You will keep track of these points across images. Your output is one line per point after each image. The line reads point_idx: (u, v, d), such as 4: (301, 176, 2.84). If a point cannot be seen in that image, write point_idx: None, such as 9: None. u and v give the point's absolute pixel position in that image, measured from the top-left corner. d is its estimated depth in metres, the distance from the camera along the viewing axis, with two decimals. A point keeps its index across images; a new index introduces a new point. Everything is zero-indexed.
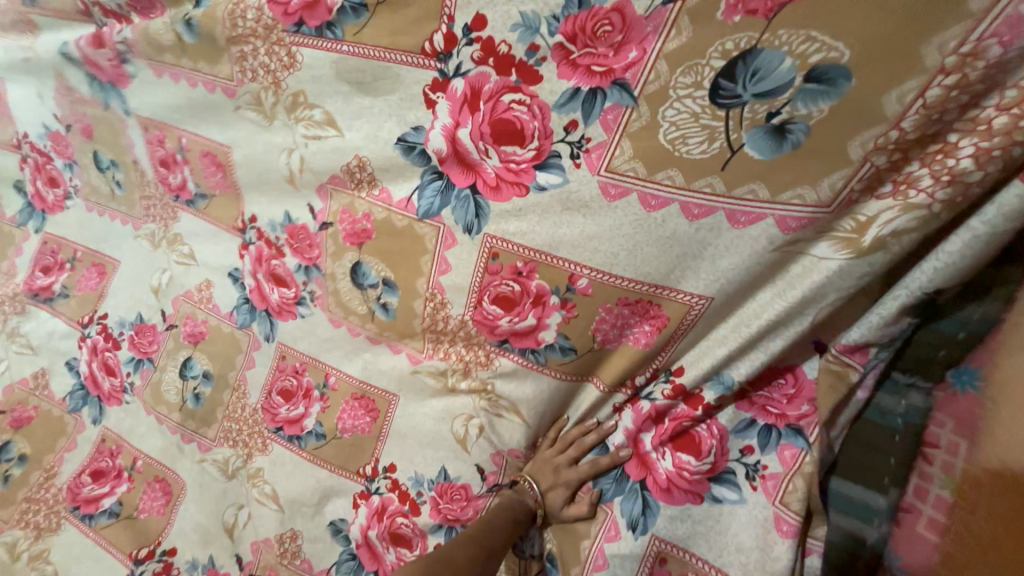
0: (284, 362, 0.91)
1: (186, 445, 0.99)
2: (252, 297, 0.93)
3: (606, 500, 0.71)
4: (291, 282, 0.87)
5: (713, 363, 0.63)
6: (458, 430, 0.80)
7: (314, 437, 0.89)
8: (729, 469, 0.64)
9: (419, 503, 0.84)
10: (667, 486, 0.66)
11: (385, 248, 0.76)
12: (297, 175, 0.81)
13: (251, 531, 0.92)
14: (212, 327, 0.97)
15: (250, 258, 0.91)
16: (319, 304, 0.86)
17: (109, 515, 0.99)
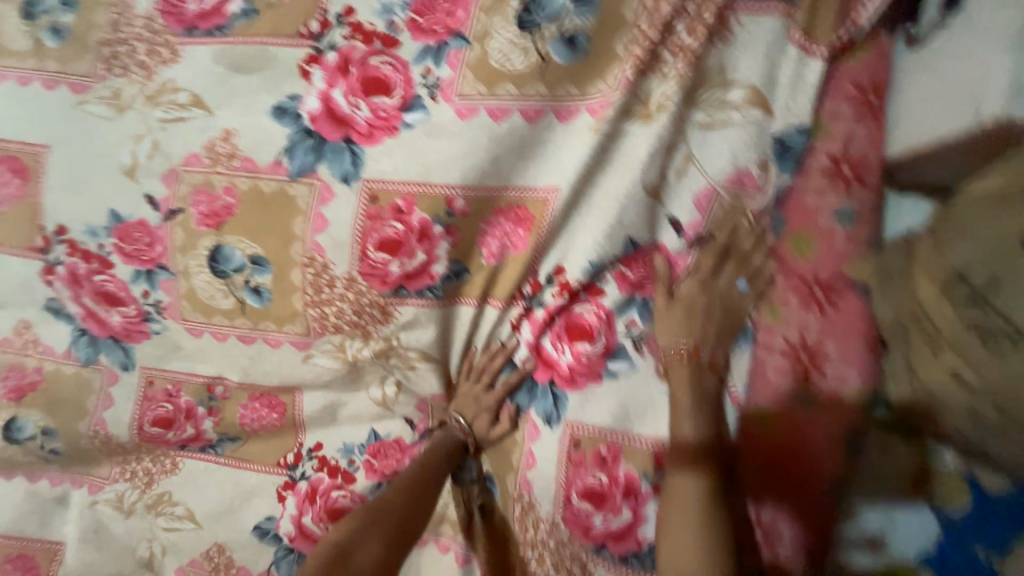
0: (153, 389, 0.84)
1: (76, 493, 0.89)
2: (88, 326, 0.83)
3: (525, 411, 0.76)
4: (128, 298, 0.78)
5: (583, 255, 0.67)
6: (375, 395, 0.82)
7: (229, 442, 0.86)
8: (620, 346, 0.68)
9: (352, 472, 0.83)
10: (570, 376, 0.70)
11: (250, 222, 0.72)
12: (139, 167, 0.76)
13: (172, 559, 0.86)
14: (49, 373, 0.85)
15: (64, 282, 0.80)
16: (169, 315, 0.77)
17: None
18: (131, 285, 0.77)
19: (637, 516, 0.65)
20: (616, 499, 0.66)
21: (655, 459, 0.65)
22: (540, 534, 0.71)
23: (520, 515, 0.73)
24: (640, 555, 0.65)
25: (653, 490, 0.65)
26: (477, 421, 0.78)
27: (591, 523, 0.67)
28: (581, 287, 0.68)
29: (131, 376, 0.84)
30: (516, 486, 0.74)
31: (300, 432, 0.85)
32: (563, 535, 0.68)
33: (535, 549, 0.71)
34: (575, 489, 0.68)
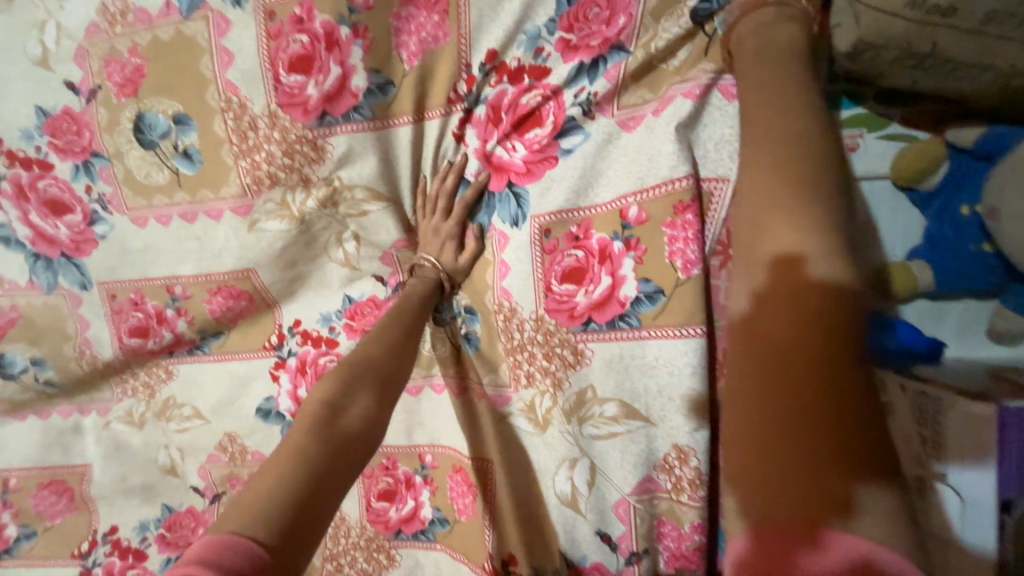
0: (117, 302, 0.81)
1: (86, 420, 0.89)
2: (39, 249, 0.79)
3: (489, 229, 0.72)
4: (75, 202, 0.76)
5: (512, 18, 0.62)
6: (337, 255, 0.78)
7: (213, 338, 0.85)
8: (570, 118, 0.63)
9: (335, 337, 0.82)
10: (527, 169, 0.66)
11: (160, 79, 0.69)
12: (52, 55, 0.71)
13: (192, 459, 0.87)
14: (24, 308, 0.82)
15: (9, 200, 0.78)
16: (115, 208, 0.76)
17: (29, 537, 0.88)
18: (74, 183, 0.75)
19: (616, 279, 0.61)
20: (594, 270, 0.63)
21: (620, 216, 0.61)
22: (526, 333, 0.68)
23: (504, 323, 0.70)
24: (624, 317, 0.61)
25: (625, 247, 0.61)
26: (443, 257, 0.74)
27: (575, 303, 0.64)
28: (524, 66, 0.64)
29: (93, 296, 0.81)
30: (494, 299, 0.71)
31: (278, 313, 0.83)
32: (550, 325, 0.66)
33: (524, 349, 0.68)
34: (553, 276, 0.65)
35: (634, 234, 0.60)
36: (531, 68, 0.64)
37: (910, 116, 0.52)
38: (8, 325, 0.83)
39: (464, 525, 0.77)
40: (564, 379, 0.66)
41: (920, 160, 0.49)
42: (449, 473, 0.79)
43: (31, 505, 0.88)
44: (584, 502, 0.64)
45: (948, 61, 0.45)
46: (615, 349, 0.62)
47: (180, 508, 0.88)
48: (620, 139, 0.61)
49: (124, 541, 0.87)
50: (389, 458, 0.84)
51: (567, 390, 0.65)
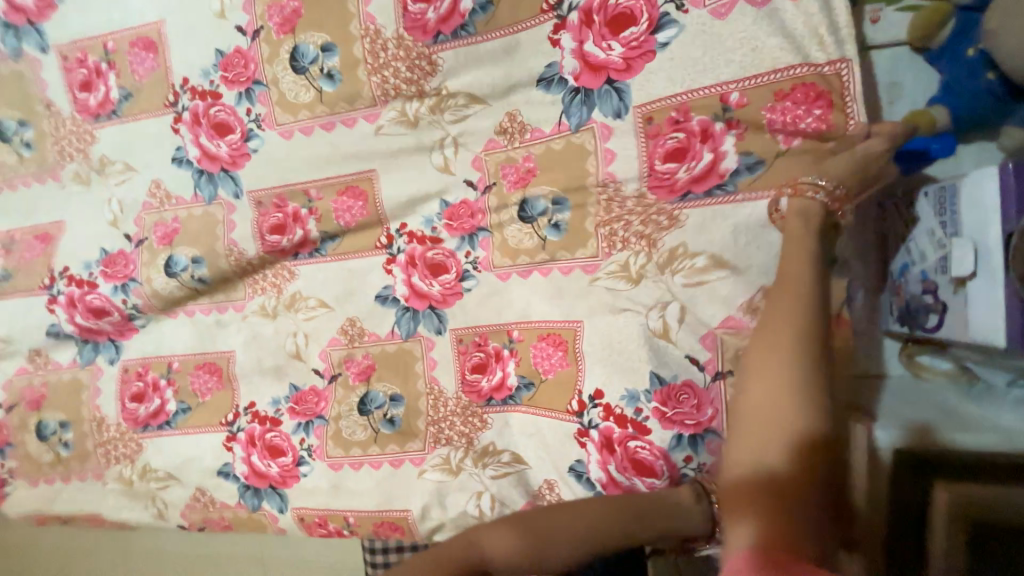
0: (262, 206, 1.01)
1: (225, 316, 1.09)
2: (204, 166, 1.01)
3: (588, 122, 0.81)
4: (235, 123, 0.97)
5: None
6: (436, 160, 0.93)
7: (330, 242, 1.03)
8: (664, 16, 0.74)
9: (438, 237, 0.97)
10: (627, 64, 0.76)
11: (315, 17, 0.89)
12: (226, 8, 0.94)
13: (315, 344, 1.05)
14: (184, 218, 1.05)
15: (186, 125, 1.00)
16: (267, 125, 0.96)
17: (184, 411, 1.08)
18: (238, 107, 0.96)
19: (718, 154, 0.74)
20: (696, 148, 0.75)
21: (722, 100, 0.73)
22: (626, 208, 0.80)
23: (605, 204, 0.81)
24: (722, 185, 0.74)
25: (726, 126, 0.73)
26: (539, 151, 0.85)
27: (676, 178, 0.77)
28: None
29: (241, 203, 1.02)
30: (597, 180, 0.81)
31: (383, 220, 0.99)
32: (652, 200, 0.79)
33: (622, 219, 0.80)
34: (657, 157, 0.77)
35: (736, 115, 0.73)
36: None
37: None
38: (171, 233, 1.05)
39: (550, 382, 0.88)
40: (658, 239, 0.78)
41: (932, 19, 0.65)
42: (534, 342, 0.90)
43: (188, 384, 1.09)
44: (675, 334, 0.75)
45: None
46: (722, 213, 0.74)
47: (304, 387, 1.05)
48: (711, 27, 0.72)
49: (262, 411, 1.05)
50: (480, 335, 0.96)
51: (660, 249, 0.78)
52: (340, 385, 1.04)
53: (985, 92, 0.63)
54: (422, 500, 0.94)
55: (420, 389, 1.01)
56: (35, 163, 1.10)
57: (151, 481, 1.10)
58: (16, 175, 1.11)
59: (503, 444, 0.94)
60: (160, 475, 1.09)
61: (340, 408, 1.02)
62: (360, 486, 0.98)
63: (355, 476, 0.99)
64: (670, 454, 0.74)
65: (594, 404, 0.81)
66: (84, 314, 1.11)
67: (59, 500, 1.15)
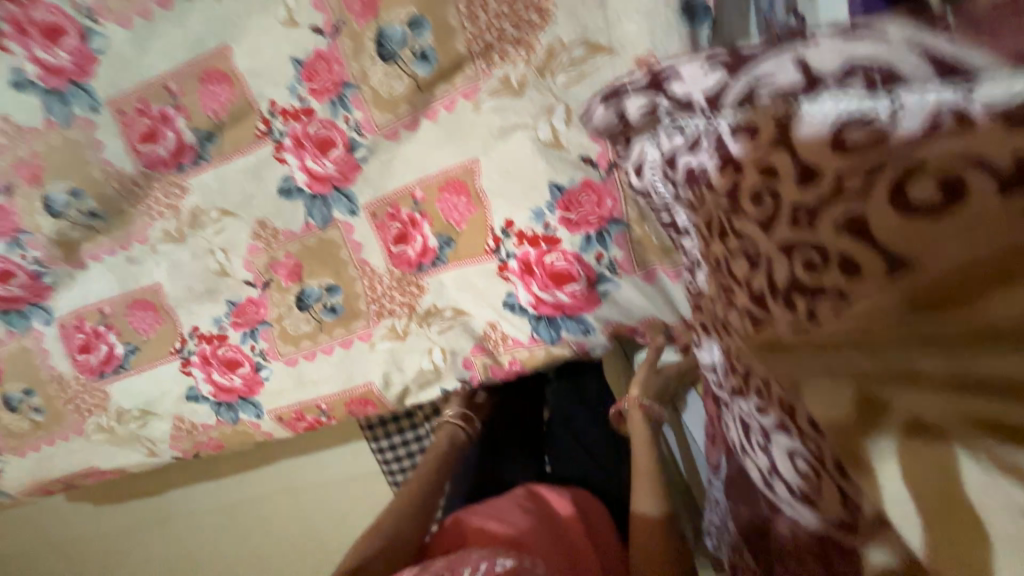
0: (125, 114, 0.93)
1: (132, 252, 1.04)
2: (49, 84, 0.91)
3: None
4: (66, 23, 0.87)
5: None
6: (281, 14, 0.83)
7: (209, 143, 0.95)
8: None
9: (308, 106, 0.88)
10: None
11: None
12: None
13: (236, 256, 1.02)
14: (42, 150, 0.95)
15: (12, 40, 0.88)
16: (103, 17, 0.86)
17: (133, 351, 1.09)
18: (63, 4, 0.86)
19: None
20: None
21: None
22: (494, 11, 0.72)
23: (468, 10, 0.73)
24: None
25: None
26: None
27: None
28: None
29: (104, 117, 0.93)
30: None
31: (254, 104, 0.91)
32: None
33: (494, 28, 0.73)
34: None
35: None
36: None
37: None
38: (36, 171, 0.96)
39: (464, 233, 0.86)
40: (535, 41, 0.72)
41: None
42: (437, 198, 0.86)
43: (127, 323, 1.07)
44: (565, 137, 0.73)
45: None
46: None
47: (241, 301, 1.04)
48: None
49: (207, 332, 1.06)
50: (392, 205, 0.93)
51: (538, 49, 0.72)
52: (275, 290, 1.03)
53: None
54: (381, 369, 0.99)
55: (353, 274, 1.00)
56: None
57: (128, 423, 1.13)
58: None
59: (443, 302, 0.96)
60: (136, 413, 1.12)
61: (282, 309, 1.03)
62: (322, 374, 1.02)
63: (314, 366, 1.02)
64: (584, 258, 0.76)
65: (507, 236, 0.80)
66: None
67: (51, 463, 1.18)
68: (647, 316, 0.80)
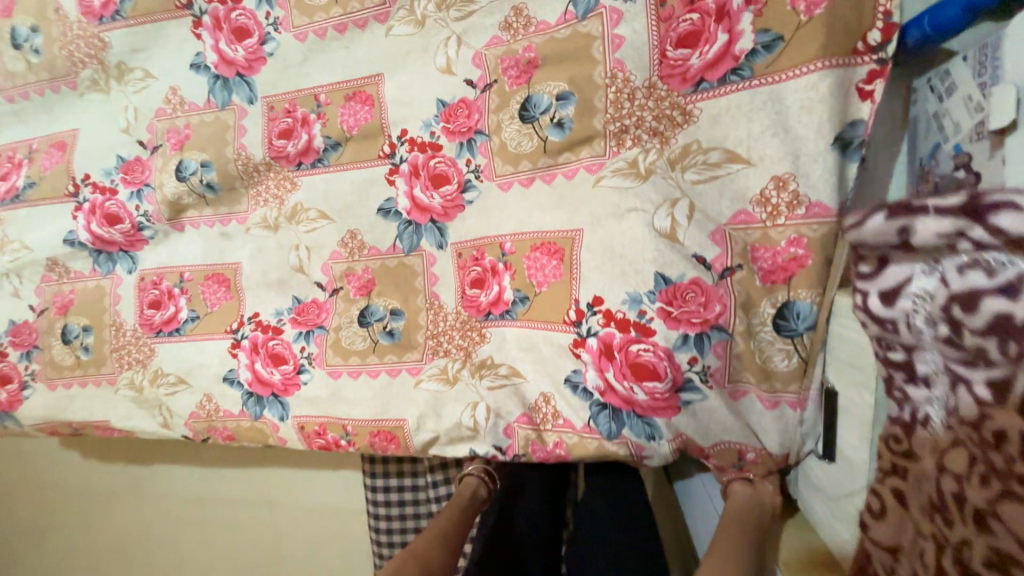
0: (275, 111, 1.02)
1: (228, 228, 1.09)
2: (220, 72, 1.03)
3: (595, 8, 0.77)
4: (253, 27, 0.98)
5: None
6: (440, 62, 0.91)
7: (332, 150, 1.01)
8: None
9: (437, 142, 0.93)
10: None
11: None
12: None
13: (318, 257, 1.05)
14: (196, 125, 1.05)
15: (207, 31, 1.01)
16: (283, 28, 0.97)
17: (193, 319, 1.11)
18: (257, 12, 0.98)
19: (733, 34, 0.68)
20: (710, 30, 0.70)
21: None
22: (638, 101, 0.75)
23: (615, 97, 0.77)
24: (737, 70, 0.68)
25: (744, 3, 0.67)
26: (543, 42, 0.82)
27: (689, 66, 0.72)
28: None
29: (256, 109, 1.03)
30: (604, 71, 0.77)
31: (386, 129, 0.97)
32: (663, 91, 0.74)
33: (633, 116, 0.76)
34: (669, 42, 0.73)
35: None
36: None
37: None
38: (183, 139, 1.06)
39: (544, 296, 0.83)
40: (671, 138, 0.74)
41: None
42: (526, 254, 0.85)
43: (198, 293, 1.11)
44: (683, 233, 0.71)
45: None
46: (732, 100, 0.69)
47: (307, 300, 1.06)
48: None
49: (265, 321, 1.07)
50: (478, 249, 0.92)
51: (672, 146, 0.74)
52: (342, 298, 1.04)
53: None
54: (418, 408, 0.95)
55: (420, 304, 0.99)
56: (46, 70, 1.11)
57: (160, 387, 1.12)
58: (36, 84, 1.13)
59: (501, 358, 0.91)
60: (171, 380, 1.11)
61: (343, 319, 1.02)
62: (359, 395, 0.99)
63: (353, 384, 1.00)
64: (675, 356, 0.70)
65: (593, 312, 0.76)
66: (100, 223, 1.12)
67: (73, 406, 1.18)
68: (723, 436, 0.73)
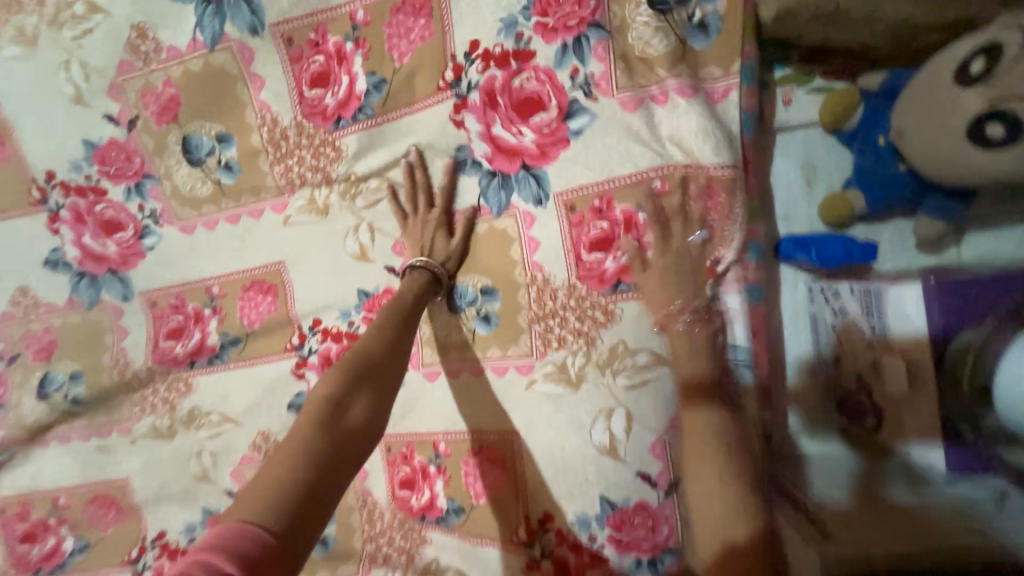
0: (159, 308, 0.90)
1: (107, 442, 0.93)
2: (86, 268, 0.89)
3: (507, 206, 0.75)
4: (126, 220, 0.87)
5: (493, 17, 0.67)
6: (353, 247, 0.84)
7: (231, 347, 0.89)
8: (573, 101, 0.67)
9: (355, 332, 0.87)
10: (541, 151, 0.70)
11: (201, 105, 0.79)
12: (84, 92, 0.80)
13: (224, 462, 0.91)
14: (57, 329, 0.90)
15: (66, 225, 0.87)
16: (165, 220, 0.86)
17: (82, 550, 0.95)
18: (127, 203, 0.86)
19: (642, 245, 0.69)
20: (619, 237, 0.69)
21: (647, 188, 0.68)
22: (559, 300, 0.73)
23: (536, 295, 0.75)
24: (650, 278, 0.69)
25: (649, 216, 0.68)
26: (465, 236, 0.80)
27: (605, 269, 0.71)
28: (507, 53, 0.67)
29: (134, 306, 0.90)
30: (524, 270, 0.75)
31: (294, 320, 0.88)
32: (582, 291, 0.72)
33: (555, 315, 0.74)
34: (583, 245, 0.71)
35: (658, 203, 0.67)
36: (513, 54, 0.67)
37: (832, 71, 0.68)
38: (45, 346, 0.91)
39: (484, 508, 0.77)
40: (596, 336, 0.72)
41: (838, 105, 0.65)
42: (464, 459, 0.79)
43: (81, 519, 0.94)
44: (624, 447, 0.70)
45: (852, 18, 0.61)
46: (649, 307, 0.69)
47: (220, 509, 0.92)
48: (622, 113, 0.66)
49: (173, 542, 0.93)
50: (407, 446, 0.84)
51: (600, 347, 0.72)
52: None
53: (898, 181, 0.62)
54: None
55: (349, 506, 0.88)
56: None
57: None
58: None
59: (446, 562, 0.80)
60: None
61: None
62: None
63: None
64: None
65: (546, 530, 0.74)
66: None
67: None
68: None
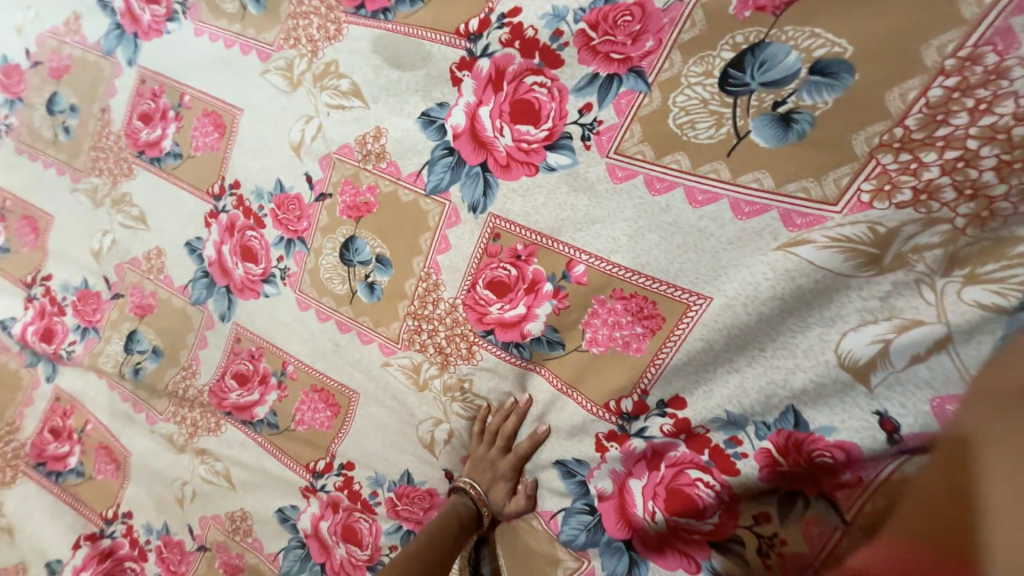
0: (239, 345, 0.88)
1: (136, 413, 0.96)
2: (210, 271, 0.89)
3: (581, 549, 0.62)
4: (260, 258, 0.84)
5: (722, 396, 0.51)
6: (424, 435, 0.74)
7: (269, 425, 0.85)
8: (739, 542, 0.53)
9: (373, 503, 0.77)
10: (659, 544, 0.57)
11: (384, 224, 0.72)
12: (304, 145, 0.77)
13: (200, 506, 0.89)
14: (161, 300, 0.94)
15: (218, 228, 0.87)
16: (289, 282, 0.82)
17: (77, 474, 1.00)
18: (271, 248, 0.83)
19: None
20: None
21: None
22: None
23: None
24: None
25: None
26: (523, 525, 0.67)
27: None
28: (709, 441, 0.53)
29: (224, 327, 0.89)
30: None
31: (332, 446, 0.81)
32: None
33: None
34: None
35: None
36: (710, 445, 0.53)
37: None
38: (145, 307, 0.95)
39: None
40: None
41: None
42: None
43: (90, 453, 0.99)
44: None
45: None
46: None
47: (175, 536, 0.90)
48: None
49: (135, 533, 0.94)
50: None
51: None
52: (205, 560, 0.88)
53: None
54: None
55: None
56: (67, 152, 1.03)
57: None
58: (51, 158, 1.04)
59: None
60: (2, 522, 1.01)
61: None
62: None
63: None
64: None
65: None
66: (40, 327, 1.06)
67: None
68: None
